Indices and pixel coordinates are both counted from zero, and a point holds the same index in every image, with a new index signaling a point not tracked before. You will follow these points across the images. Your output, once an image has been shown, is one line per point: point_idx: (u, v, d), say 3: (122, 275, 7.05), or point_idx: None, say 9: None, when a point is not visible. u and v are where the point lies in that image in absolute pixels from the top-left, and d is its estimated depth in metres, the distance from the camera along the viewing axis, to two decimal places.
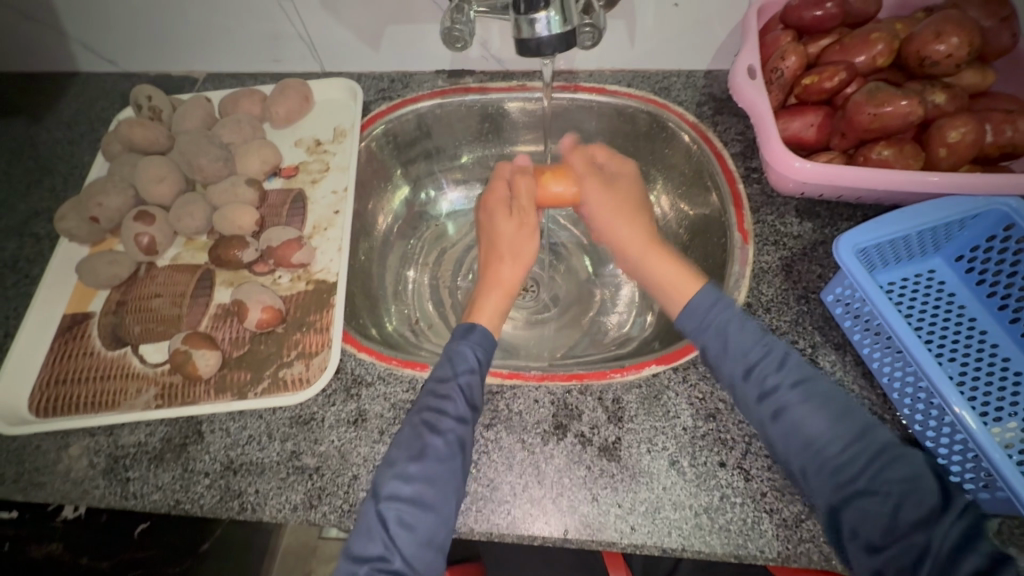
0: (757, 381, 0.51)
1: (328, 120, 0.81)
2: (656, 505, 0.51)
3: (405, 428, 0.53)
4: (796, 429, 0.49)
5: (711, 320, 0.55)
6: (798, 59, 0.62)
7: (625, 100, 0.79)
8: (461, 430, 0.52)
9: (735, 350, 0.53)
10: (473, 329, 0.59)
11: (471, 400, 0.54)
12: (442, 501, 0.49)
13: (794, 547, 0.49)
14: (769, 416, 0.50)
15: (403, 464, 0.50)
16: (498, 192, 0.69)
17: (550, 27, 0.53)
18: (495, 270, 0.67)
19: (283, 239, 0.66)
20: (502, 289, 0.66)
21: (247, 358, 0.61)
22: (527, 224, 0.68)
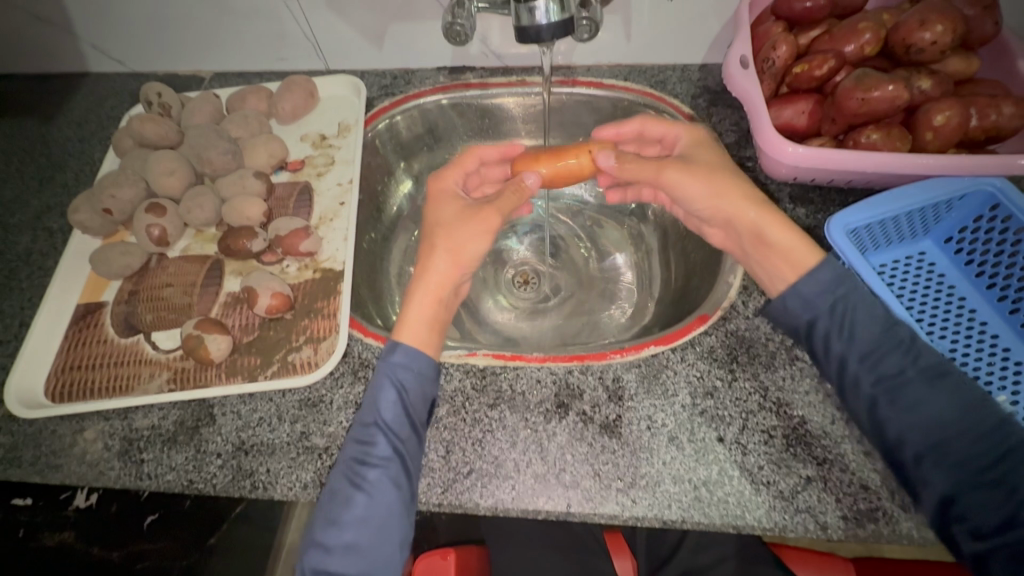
0: (873, 366, 0.51)
1: (333, 116, 0.83)
2: (655, 479, 0.53)
3: (335, 473, 0.52)
4: (913, 412, 0.49)
5: (824, 300, 0.54)
6: (790, 48, 0.64)
7: (622, 93, 0.82)
8: (388, 468, 0.51)
9: (855, 335, 0.53)
10: (395, 346, 0.56)
11: (397, 433, 0.53)
12: (379, 547, 0.50)
13: (791, 517, 0.50)
14: (885, 398, 0.50)
15: (327, 519, 0.50)
16: (447, 181, 0.65)
17: (549, 15, 0.55)
18: (427, 268, 0.59)
19: (291, 228, 0.68)
20: (432, 294, 0.58)
21: (257, 344, 0.63)
22: (470, 218, 0.60)
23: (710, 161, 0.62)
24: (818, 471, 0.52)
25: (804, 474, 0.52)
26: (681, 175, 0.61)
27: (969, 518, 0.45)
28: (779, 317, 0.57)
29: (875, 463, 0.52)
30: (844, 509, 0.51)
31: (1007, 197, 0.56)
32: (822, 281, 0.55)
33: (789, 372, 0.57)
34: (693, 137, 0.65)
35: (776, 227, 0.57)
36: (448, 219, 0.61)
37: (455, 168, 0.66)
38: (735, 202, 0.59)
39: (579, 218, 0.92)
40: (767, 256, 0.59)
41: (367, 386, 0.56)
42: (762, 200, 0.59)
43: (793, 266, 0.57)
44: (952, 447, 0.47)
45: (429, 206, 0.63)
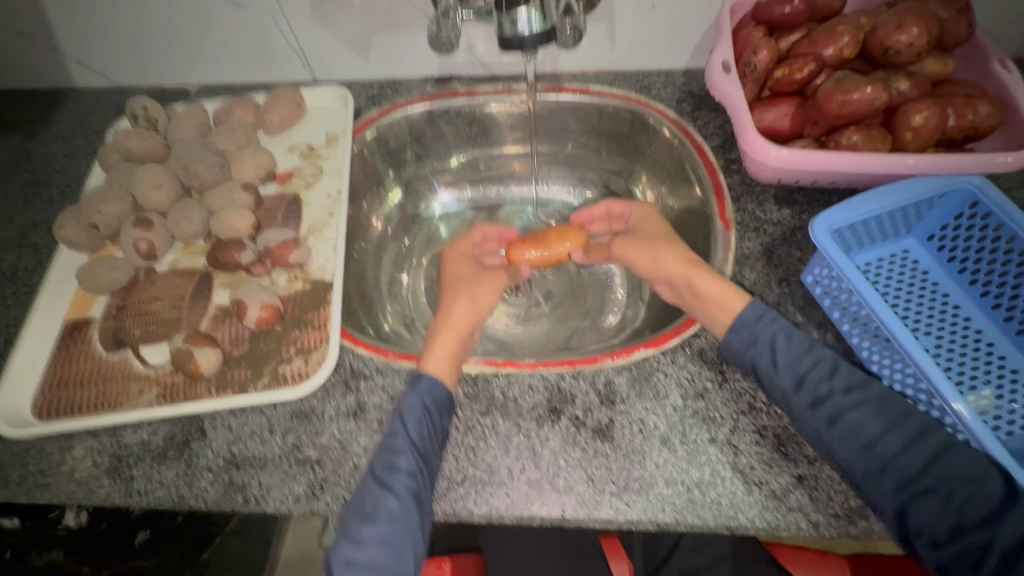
0: (809, 390, 0.52)
1: (321, 126, 0.83)
2: (649, 482, 0.53)
3: (359, 488, 0.52)
4: (852, 433, 0.50)
5: (754, 340, 0.55)
6: (771, 52, 0.65)
7: (608, 100, 0.82)
8: (412, 485, 0.51)
9: (784, 362, 0.53)
10: (420, 375, 0.57)
11: (422, 451, 0.52)
12: (398, 564, 0.49)
13: (784, 516, 0.51)
14: (823, 423, 0.51)
15: (351, 533, 0.50)
16: (461, 248, 0.73)
17: (531, 26, 0.56)
18: (449, 314, 0.65)
19: (280, 240, 0.68)
20: (453, 333, 0.62)
21: (247, 356, 0.63)
22: (486, 276, 0.69)
23: (652, 230, 0.69)
24: (809, 470, 0.53)
25: (795, 473, 0.53)
26: (625, 246, 0.69)
27: (925, 530, 0.46)
28: (729, 357, 0.57)
29: None
30: (834, 507, 0.51)
31: (986, 194, 0.57)
32: (751, 318, 0.56)
33: None
34: (648, 212, 0.72)
35: (702, 277, 0.60)
36: (468, 276, 0.69)
37: (465, 243, 0.73)
38: (673, 261, 0.63)
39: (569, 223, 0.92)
40: (703, 306, 0.60)
41: (394, 407, 0.56)
42: (693, 258, 0.62)
43: (725, 313, 0.58)
44: (898, 459, 0.48)
45: (445, 267, 0.71)
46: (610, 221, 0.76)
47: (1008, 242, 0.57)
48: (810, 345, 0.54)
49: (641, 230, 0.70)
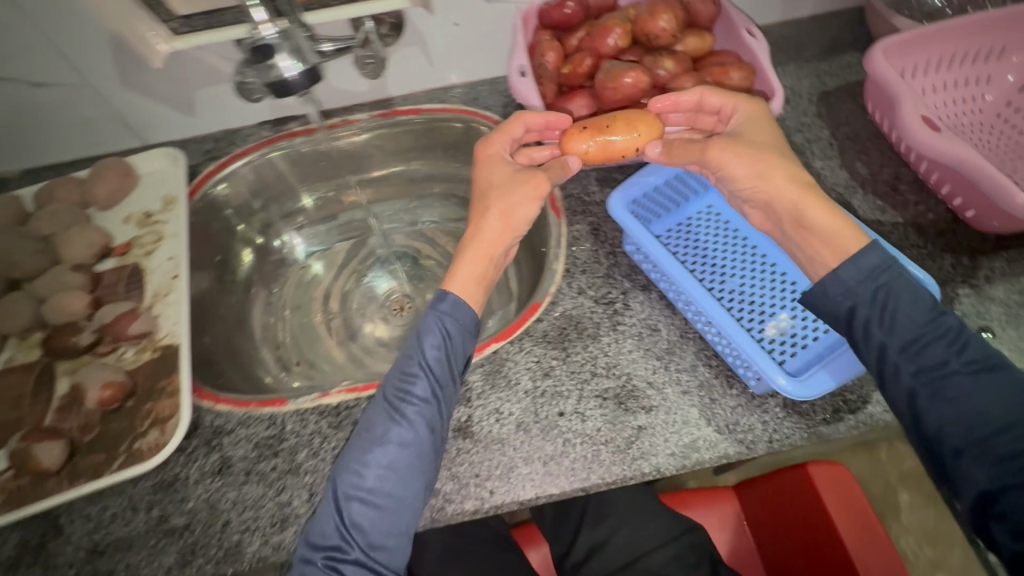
0: (916, 356, 0.51)
1: (156, 190, 0.81)
2: (509, 466, 0.57)
3: (373, 411, 0.55)
4: (957, 405, 0.48)
5: (866, 287, 0.53)
6: (556, 53, 0.71)
7: (439, 114, 0.87)
8: (426, 412, 0.55)
9: (900, 324, 0.52)
10: (443, 296, 0.59)
11: (437, 377, 0.56)
12: (405, 489, 0.52)
13: (629, 467, 0.56)
14: (925, 389, 0.50)
15: (362, 452, 0.53)
16: (495, 147, 0.65)
17: (293, 68, 0.59)
18: (480, 228, 0.62)
19: (116, 314, 0.67)
20: (485, 253, 0.61)
21: (99, 441, 0.60)
22: (524, 179, 0.62)
23: (758, 140, 0.59)
24: (647, 419, 0.58)
25: (636, 425, 0.58)
26: (727, 151, 0.58)
27: (1010, 517, 0.44)
28: (818, 303, 0.55)
29: (692, 400, 0.59)
30: (671, 447, 0.57)
31: None
32: (865, 267, 0.54)
33: (612, 338, 0.63)
34: (753, 113, 0.62)
35: (817, 209, 0.56)
36: (501, 181, 0.63)
37: (499, 135, 0.65)
38: (785, 184, 0.57)
39: (437, 237, 0.96)
40: (807, 239, 0.57)
41: (413, 335, 0.59)
42: (810, 183, 0.57)
43: (832, 252, 0.55)
44: (1000, 437, 0.46)
45: (478, 170, 0.65)
46: (699, 115, 0.67)
47: None
48: (936, 311, 0.52)
49: (747, 131, 0.61)
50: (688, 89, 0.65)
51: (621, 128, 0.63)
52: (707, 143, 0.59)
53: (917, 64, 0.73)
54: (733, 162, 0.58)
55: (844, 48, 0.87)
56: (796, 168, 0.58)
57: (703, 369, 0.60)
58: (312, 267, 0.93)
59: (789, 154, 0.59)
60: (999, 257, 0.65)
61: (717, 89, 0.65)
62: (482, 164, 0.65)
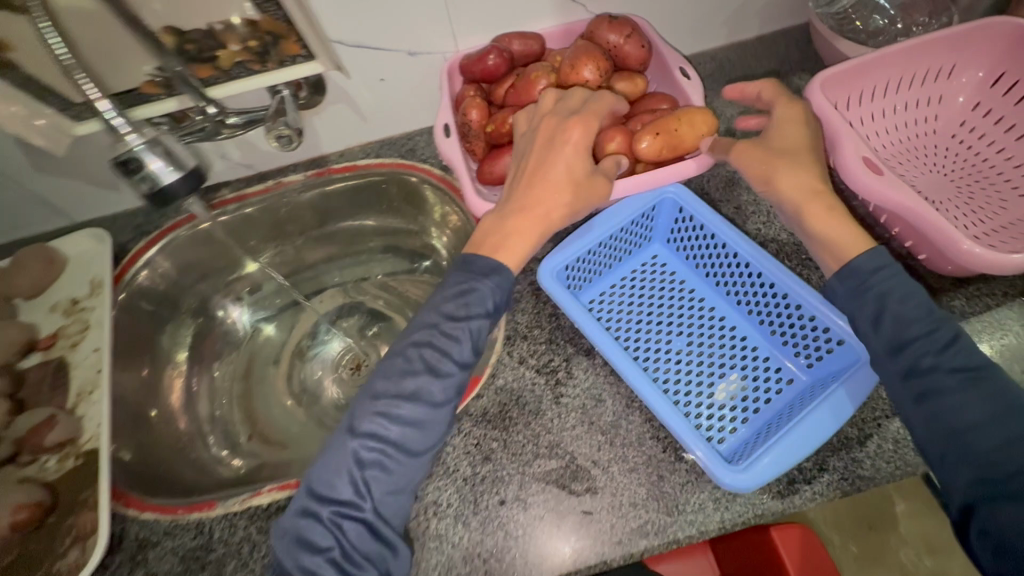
0: (910, 358, 0.47)
1: (82, 276, 0.77)
2: (448, 565, 0.54)
3: (401, 364, 0.54)
4: (942, 416, 0.45)
5: (859, 294, 0.51)
6: (479, 111, 0.68)
7: (376, 170, 0.83)
8: (459, 376, 0.55)
9: (892, 322, 0.49)
10: (497, 270, 0.58)
11: (473, 348, 0.56)
12: (424, 445, 0.53)
13: (572, 558, 0.53)
14: (914, 397, 0.47)
15: (391, 403, 0.52)
16: (582, 135, 0.59)
17: (168, 172, 0.55)
18: (546, 204, 0.58)
19: (30, 425, 0.64)
20: (541, 232, 0.58)
21: (20, 562, 0.59)
22: (597, 184, 0.59)
23: (790, 135, 0.59)
24: (591, 504, 0.55)
25: (579, 510, 0.55)
26: (742, 149, 0.60)
27: (990, 530, 0.40)
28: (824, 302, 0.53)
29: (639, 477, 0.56)
30: (618, 533, 0.54)
31: (684, 198, 0.63)
32: (862, 271, 0.51)
33: (554, 413, 0.60)
34: (796, 113, 0.60)
35: (817, 214, 0.55)
36: (577, 174, 0.59)
37: (593, 126, 0.60)
38: (802, 172, 0.56)
39: (391, 290, 0.91)
40: (810, 237, 0.56)
41: (450, 279, 0.58)
42: (813, 186, 0.56)
43: (833, 255, 0.54)
44: (972, 440, 0.43)
45: (559, 150, 0.59)
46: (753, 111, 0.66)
47: (715, 238, 0.62)
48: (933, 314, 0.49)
49: (778, 133, 0.59)
50: (754, 80, 0.66)
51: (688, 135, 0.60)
52: (734, 143, 0.60)
53: (861, 91, 0.70)
54: (749, 159, 0.59)
55: (792, 69, 0.83)
56: (811, 172, 0.56)
57: (650, 443, 0.57)
58: (267, 323, 0.90)
59: (811, 156, 0.57)
60: (956, 297, 0.62)
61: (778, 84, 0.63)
62: (563, 144, 0.58)
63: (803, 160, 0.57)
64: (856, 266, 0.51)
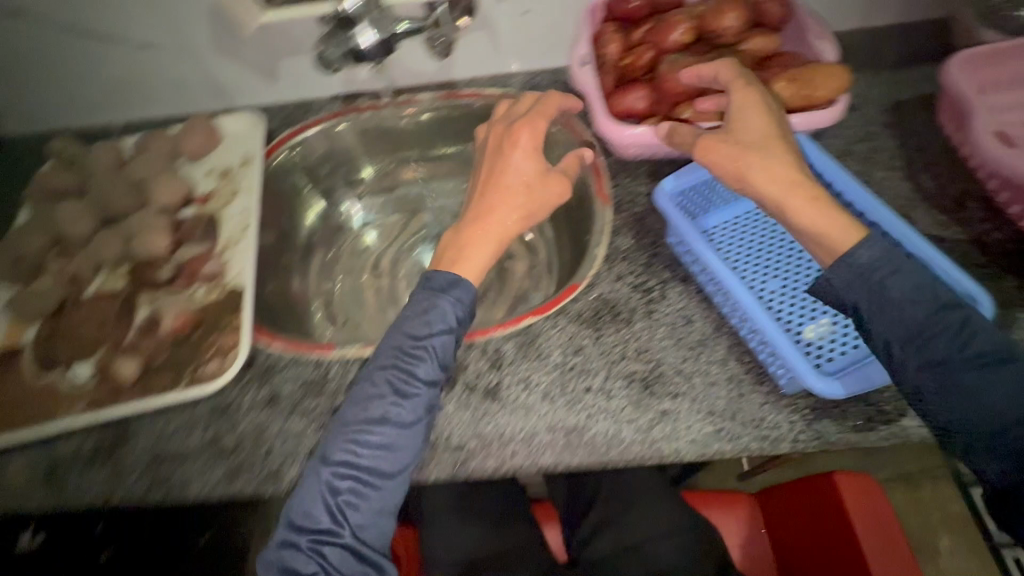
0: (919, 350, 0.50)
1: (236, 149, 0.88)
2: (531, 431, 0.59)
3: (372, 388, 0.56)
4: (964, 399, 0.48)
5: (862, 282, 0.52)
6: (617, 46, 0.73)
7: (499, 99, 0.89)
8: (427, 394, 0.57)
9: (894, 316, 0.51)
10: (459, 284, 0.60)
11: (442, 365, 0.58)
12: (398, 466, 0.55)
13: (648, 447, 0.57)
14: (934, 385, 0.49)
15: (361, 430, 0.54)
16: (525, 138, 0.65)
17: (369, 39, 0.73)
18: (496, 208, 0.63)
19: (194, 255, 0.76)
20: (495, 238, 0.63)
21: (168, 363, 0.67)
22: (550, 182, 0.65)
23: (756, 125, 0.57)
24: (672, 405, 0.59)
25: (659, 409, 0.59)
26: (714, 144, 0.58)
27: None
28: (824, 293, 0.55)
29: (719, 390, 0.59)
30: (693, 434, 0.58)
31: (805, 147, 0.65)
32: (860, 263, 0.52)
33: (645, 324, 0.65)
34: (748, 100, 0.58)
35: (800, 207, 0.54)
36: (527, 177, 0.64)
37: (540, 124, 0.66)
38: (785, 168, 0.55)
39: None
40: (799, 236, 0.56)
41: (413, 298, 0.60)
42: (795, 178, 0.55)
43: (826, 251, 0.54)
44: (1009, 433, 0.47)
45: (505, 158, 0.65)
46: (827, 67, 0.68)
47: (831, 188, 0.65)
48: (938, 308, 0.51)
49: (739, 120, 0.58)
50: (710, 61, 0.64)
51: (819, 85, 0.64)
52: (701, 139, 0.59)
53: None
54: (724, 159, 0.57)
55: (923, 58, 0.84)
56: (787, 165, 0.55)
57: (734, 364, 0.61)
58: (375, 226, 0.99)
59: (779, 147, 0.56)
60: None
61: (738, 64, 0.62)
62: (506, 154, 0.65)
63: (778, 155, 0.55)
64: (856, 259, 0.52)
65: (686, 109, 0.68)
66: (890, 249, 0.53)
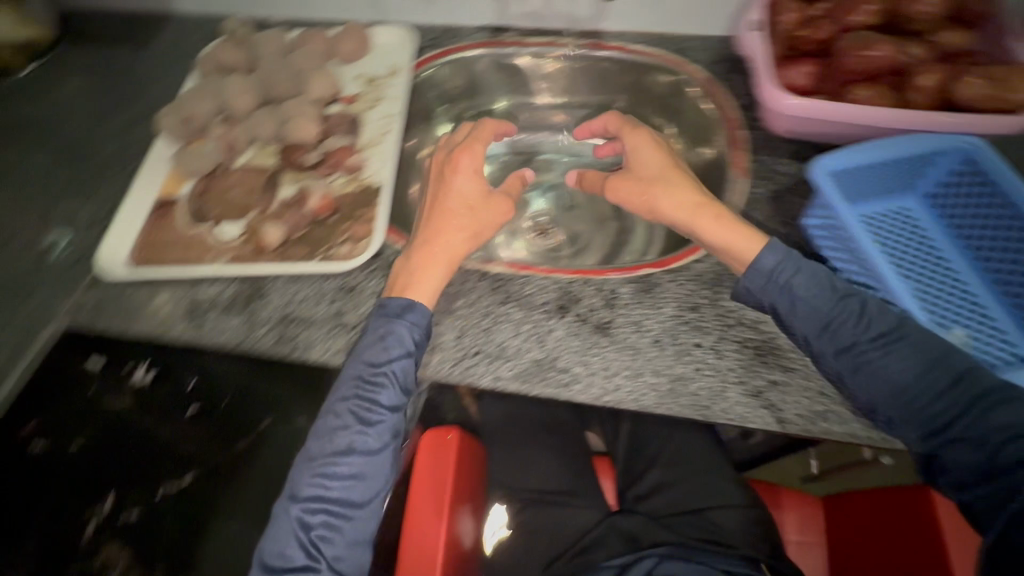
0: (833, 337, 0.56)
1: (385, 60, 0.92)
2: (636, 371, 0.61)
3: (336, 419, 0.58)
4: (876, 379, 0.54)
5: (769, 286, 0.59)
6: (797, 16, 0.70)
7: (646, 59, 0.89)
8: (391, 419, 0.59)
9: (803, 309, 0.57)
10: (411, 308, 0.61)
11: (402, 391, 0.59)
12: (369, 493, 0.57)
13: (752, 411, 0.58)
14: (848, 368, 0.56)
15: (329, 462, 0.57)
16: (465, 162, 0.67)
17: None
18: (440, 233, 0.64)
19: (341, 146, 0.81)
20: (445, 264, 0.63)
21: (305, 239, 0.73)
22: (492, 204, 0.67)
23: (654, 162, 0.67)
24: (782, 378, 0.59)
25: (769, 378, 0.60)
26: (620, 182, 0.68)
27: (952, 472, 0.52)
28: (744, 298, 0.61)
29: None
30: (800, 409, 0.58)
31: (980, 152, 0.61)
32: (766, 268, 0.59)
33: None
34: (644, 138, 0.68)
35: (706, 223, 0.62)
36: (473, 201, 0.66)
37: (478, 149, 0.68)
38: (690, 193, 0.64)
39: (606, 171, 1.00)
40: (713, 250, 0.63)
41: (371, 326, 0.61)
42: (698, 201, 0.63)
43: (738, 260, 0.61)
44: (920, 403, 0.53)
45: (448, 189, 0.67)
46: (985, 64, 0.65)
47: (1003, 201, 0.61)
48: (839, 294, 0.57)
49: (637, 158, 0.68)
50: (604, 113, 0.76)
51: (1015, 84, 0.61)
52: (608, 181, 0.70)
53: None
54: (631, 197, 0.67)
55: None
56: (687, 189, 0.64)
57: None
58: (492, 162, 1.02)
59: (679, 176, 0.65)
60: None
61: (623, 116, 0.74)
62: (444, 179, 0.68)
63: (677, 186, 0.64)
64: (761, 266, 0.59)
65: (862, 90, 0.66)
66: (790, 250, 0.59)
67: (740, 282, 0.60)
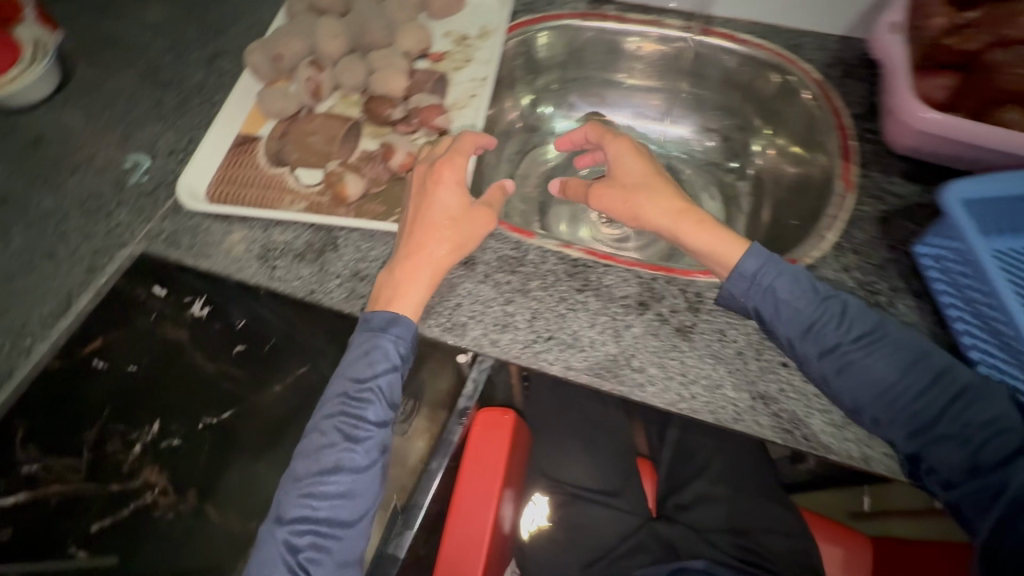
0: (816, 339, 0.55)
1: (476, 19, 0.87)
2: (716, 382, 0.58)
3: (321, 438, 0.57)
4: (860, 380, 0.54)
5: (754, 288, 0.57)
6: (945, 21, 0.64)
7: (754, 50, 0.82)
8: (378, 435, 0.58)
9: (787, 310, 0.56)
10: (395, 321, 0.58)
11: (387, 404, 0.58)
12: (358, 510, 0.56)
13: (837, 442, 0.56)
14: (833, 369, 0.55)
15: (315, 483, 0.56)
16: (445, 172, 0.62)
17: None
18: (421, 243, 0.60)
19: (429, 104, 0.78)
20: (430, 273, 0.59)
21: (383, 195, 0.71)
22: (475, 216, 0.62)
23: (635, 168, 0.64)
24: None
25: None
26: (603, 191, 0.65)
27: (937, 469, 0.53)
28: (731, 303, 0.59)
29: None
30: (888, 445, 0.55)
31: None
32: (748, 271, 0.57)
33: None
34: (625, 145, 0.66)
35: (692, 229, 0.60)
36: (453, 211, 0.61)
37: (460, 161, 0.63)
38: (672, 201, 0.61)
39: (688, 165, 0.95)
40: (699, 255, 0.61)
41: (354, 340, 0.59)
42: (683, 209, 0.61)
43: (721, 264, 0.59)
44: (901, 400, 0.53)
45: (426, 200, 0.61)
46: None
47: None
48: (822, 294, 0.57)
49: (620, 167, 0.65)
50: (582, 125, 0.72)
51: None
52: (590, 188, 0.66)
53: None
54: (612, 204, 0.64)
55: None
56: (670, 197, 0.62)
57: None
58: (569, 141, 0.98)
59: (661, 182, 0.63)
60: None
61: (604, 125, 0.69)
62: (421, 187, 0.63)
63: (660, 195, 0.62)
64: (742, 269, 0.57)
65: (1013, 110, 0.60)
66: (771, 253, 0.58)
67: (723, 289, 0.59)
